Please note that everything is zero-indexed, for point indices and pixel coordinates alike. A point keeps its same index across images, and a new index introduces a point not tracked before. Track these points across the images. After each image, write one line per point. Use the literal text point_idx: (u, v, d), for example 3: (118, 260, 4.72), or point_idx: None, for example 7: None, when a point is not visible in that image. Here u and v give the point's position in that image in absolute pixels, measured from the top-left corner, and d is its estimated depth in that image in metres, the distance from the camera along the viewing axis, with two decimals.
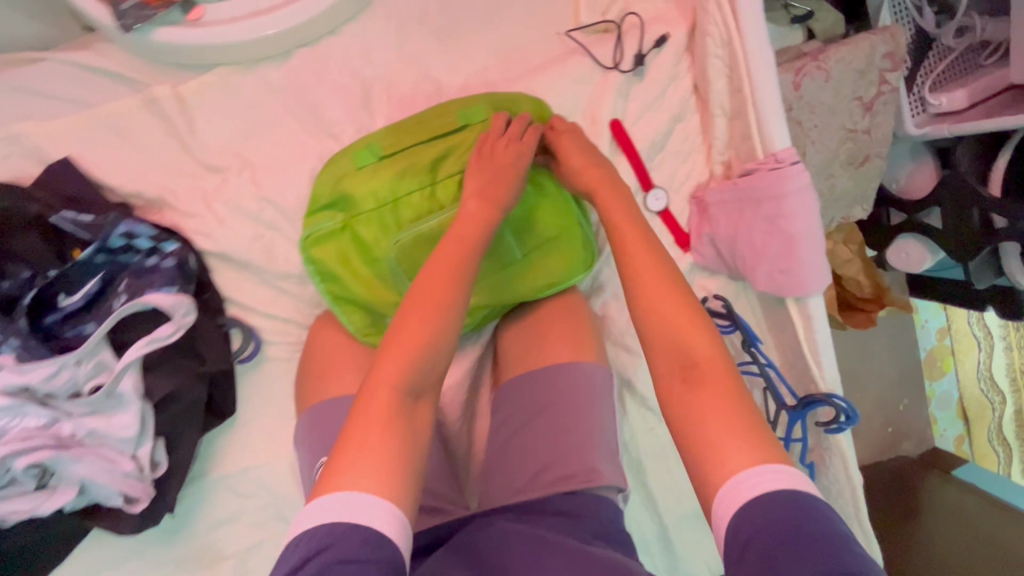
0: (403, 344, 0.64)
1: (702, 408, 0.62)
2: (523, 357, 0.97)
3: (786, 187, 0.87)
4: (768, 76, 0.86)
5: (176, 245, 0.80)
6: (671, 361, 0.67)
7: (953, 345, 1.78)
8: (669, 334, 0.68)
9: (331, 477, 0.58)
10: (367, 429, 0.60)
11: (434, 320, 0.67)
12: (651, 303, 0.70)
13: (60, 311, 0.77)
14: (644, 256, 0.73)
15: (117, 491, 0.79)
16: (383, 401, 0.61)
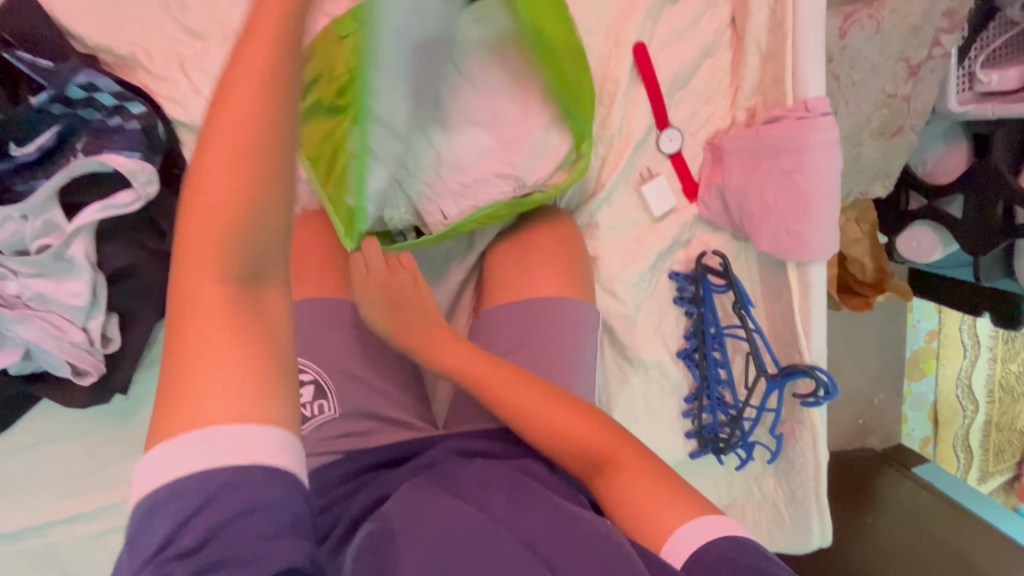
0: (212, 229, 0.41)
1: (631, 487, 0.65)
2: (505, 287, 0.91)
3: (810, 139, 0.81)
4: (814, 18, 0.79)
5: (142, 108, 0.73)
6: (577, 466, 0.69)
7: (939, 349, 1.72)
8: (576, 448, 0.69)
9: (172, 414, 0.40)
10: (212, 348, 0.40)
11: (250, 187, 0.41)
12: (537, 421, 0.71)
13: (11, 162, 0.70)
14: (518, 385, 0.73)
15: (63, 361, 0.75)
16: (210, 302, 0.41)
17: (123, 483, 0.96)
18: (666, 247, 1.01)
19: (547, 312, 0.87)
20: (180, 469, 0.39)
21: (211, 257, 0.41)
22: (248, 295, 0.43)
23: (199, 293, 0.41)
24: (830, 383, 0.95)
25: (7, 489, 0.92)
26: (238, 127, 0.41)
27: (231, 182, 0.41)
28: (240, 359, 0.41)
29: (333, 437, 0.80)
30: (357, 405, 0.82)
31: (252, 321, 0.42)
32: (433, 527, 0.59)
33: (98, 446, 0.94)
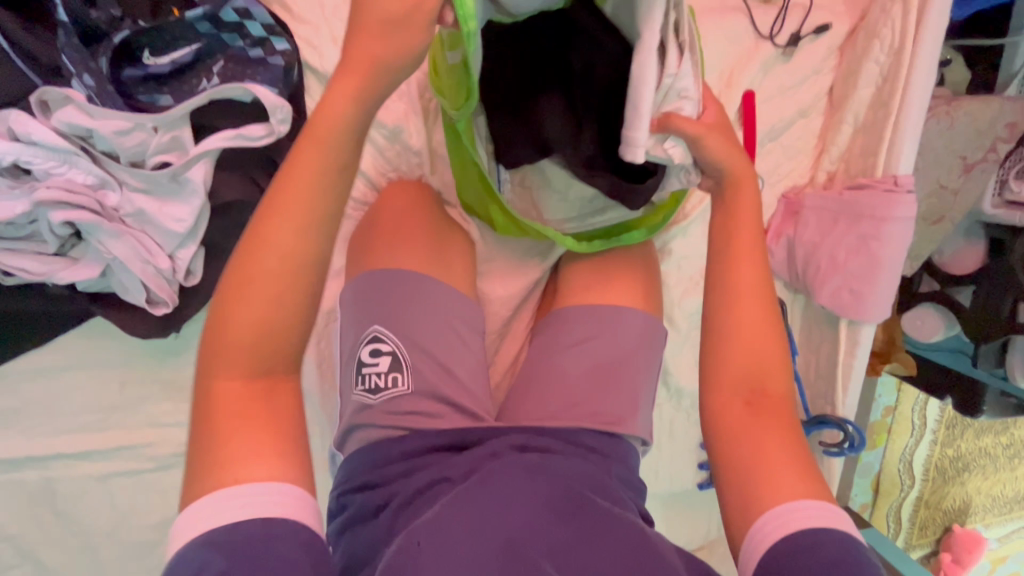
0: (264, 301, 0.50)
1: (770, 441, 0.60)
2: (584, 288, 0.90)
3: (893, 212, 0.88)
4: (919, 105, 0.86)
5: (286, 46, 0.70)
6: (739, 382, 0.64)
7: (892, 424, 1.75)
8: (750, 364, 0.65)
9: (224, 466, 0.47)
10: (249, 421, 0.49)
11: (288, 293, 0.50)
12: (737, 321, 0.66)
13: (143, 69, 0.67)
14: (753, 315, 0.66)
15: (141, 284, 0.71)
16: (241, 366, 0.50)
17: (145, 426, 0.90)
18: None
19: (639, 320, 0.88)
20: (214, 521, 0.45)
21: (242, 356, 0.50)
22: (262, 379, 0.51)
23: (227, 373, 0.50)
24: (858, 436, 1.02)
25: (21, 411, 0.85)
26: (295, 211, 0.50)
27: (283, 261, 0.50)
28: (263, 430, 0.49)
29: (401, 413, 0.79)
30: (428, 387, 0.80)
31: (272, 400, 0.51)
32: (458, 537, 0.57)
33: (127, 382, 0.87)
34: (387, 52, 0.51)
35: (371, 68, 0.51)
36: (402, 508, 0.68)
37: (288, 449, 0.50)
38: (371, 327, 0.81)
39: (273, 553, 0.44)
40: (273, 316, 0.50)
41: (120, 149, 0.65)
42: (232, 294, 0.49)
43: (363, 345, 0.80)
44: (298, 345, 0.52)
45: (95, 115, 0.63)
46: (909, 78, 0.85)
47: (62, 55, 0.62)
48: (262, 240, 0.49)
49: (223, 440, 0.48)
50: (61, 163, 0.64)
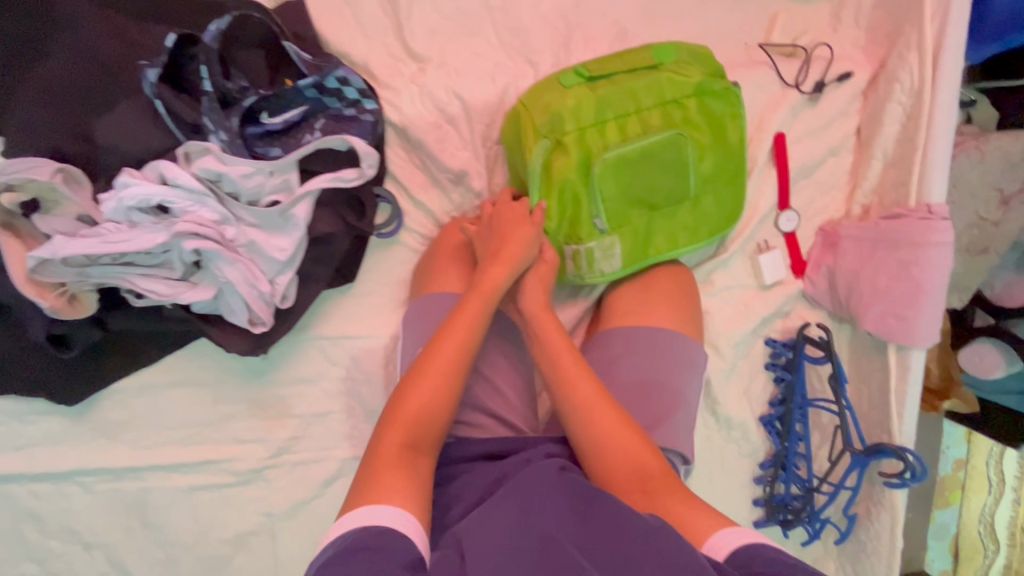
0: (425, 388, 0.74)
1: (670, 507, 0.68)
2: (623, 312, 0.94)
3: (929, 237, 0.92)
4: (944, 138, 0.92)
5: (375, 106, 0.85)
6: (626, 476, 0.72)
7: (965, 480, 1.56)
8: (624, 455, 0.73)
9: (373, 490, 0.64)
10: (397, 476, 0.66)
11: (443, 389, 0.74)
12: (591, 418, 0.76)
13: (262, 127, 0.81)
14: (601, 407, 0.76)
15: (246, 306, 0.82)
16: (397, 440, 0.69)
17: (230, 442, 0.99)
18: (769, 313, 1.10)
19: (664, 343, 0.90)
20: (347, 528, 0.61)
21: (406, 426, 0.71)
22: (413, 455, 0.70)
23: (391, 437, 0.70)
24: (919, 465, 0.99)
25: (126, 425, 0.96)
26: (458, 330, 0.78)
27: (448, 363, 0.76)
28: (403, 482, 0.66)
29: (451, 421, 0.87)
30: (473, 400, 0.88)
31: (416, 466, 0.69)
32: (485, 529, 0.62)
33: (218, 401, 0.97)
34: (527, 241, 0.85)
35: (518, 254, 0.84)
36: (447, 507, 0.74)
37: (413, 492, 0.65)
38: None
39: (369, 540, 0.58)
40: (430, 410, 0.73)
41: (242, 190, 0.78)
42: (407, 387, 0.74)
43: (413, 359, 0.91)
44: (439, 433, 0.73)
45: (226, 161, 0.76)
46: (931, 113, 0.92)
47: (204, 116, 0.76)
48: (436, 348, 0.76)
49: (377, 481, 0.65)
50: (194, 202, 0.77)
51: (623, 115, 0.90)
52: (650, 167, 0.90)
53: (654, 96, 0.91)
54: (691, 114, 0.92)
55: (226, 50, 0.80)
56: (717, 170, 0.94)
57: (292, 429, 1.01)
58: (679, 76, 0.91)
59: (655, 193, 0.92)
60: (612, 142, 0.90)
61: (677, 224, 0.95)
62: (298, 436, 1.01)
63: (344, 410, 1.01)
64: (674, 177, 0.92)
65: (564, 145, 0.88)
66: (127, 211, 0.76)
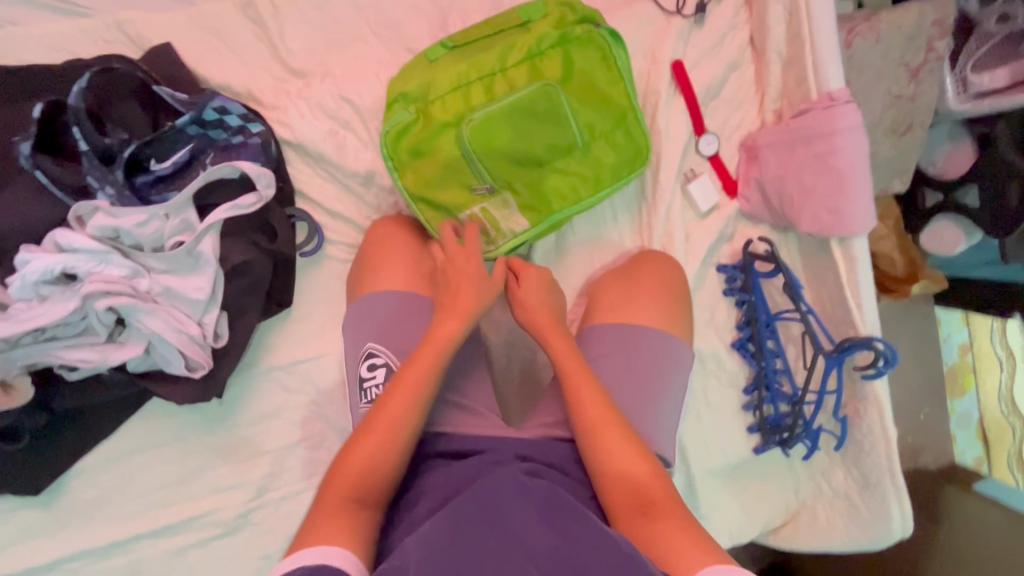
0: (374, 441, 0.72)
1: (667, 537, 0.66)
2: (610, 307, 0.96)
3: (839, 124, 0.92)
4: (827, 25, 0.93)
5: (261, 127, 0.85)
6: (626, 494, 0.72)
7: (975, 362, 1.54)
8: (627, 478, 0.73)
9: (312, 535, 0.64)
10: (338, 526, 0.65)
11: (393, 445, 0.73)
12: (602, 441, 0.76)
13: (152, 174, 0.81)
14: (614, 431, 0.77)
15: (178, 353, 0.82)
16: (343, 491, 0.69)
17: (210, 493, 0.98)
18: (713, 241, 1.10)
19: (660, 340, 0.92)
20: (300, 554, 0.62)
21: (356, 479, 0.70)
22: (357, 503, 0.68)
23: (341, 489, 0.69)
24: (891, 352, 0.99)
25: (101, 501, 0.95)
26: (409, 388, 0.75)
27: (397, 419, 0.73)
28: (342, 529, 0.65)
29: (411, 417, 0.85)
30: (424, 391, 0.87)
31: (360, 514, 0.68)
32: (443, 537, 0.60)
33: (187, 455, 0.97)
34: (480, 294, 0.84)
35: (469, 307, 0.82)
36: (414, 502, 0.76)
37: (357, 541, 0.65)
38: (366, 345, 0.85)
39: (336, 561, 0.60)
40: (376, 461, 0.71)
41: (143, 239, 0.78)
42: (357, 440, 0.73)
43: (361, 361, 0.85)
44: (387, 487, 0.71)
45: (117, 214, 0.76)
46: (808, 4, 0.93)
47: (87, 175, 0.76)
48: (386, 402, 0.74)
49: (325, 524, 0.65)
50: (98, 262, 0.76)
51: (488, 76, 0.92)
52: (525, 122, 0.91)
53: (517, 52, 0.92)
54: (558, 63, 0.93)
55: (98, 107, 0.80)
56: (600, 113, 0.94)
57: (267, 466, 1.00)
58: (544, 29, 0.92)
59: (536, 148, 0.92)
60: (480, 103, 0.91)
61: (570, 174, 0.95)
62: (275, 471, 1.00)
63: (315, 434, 1.00)
64: (551, 127, 0.92)
65: (431, 113, 0.91)
66: (34, 286, 0.75)
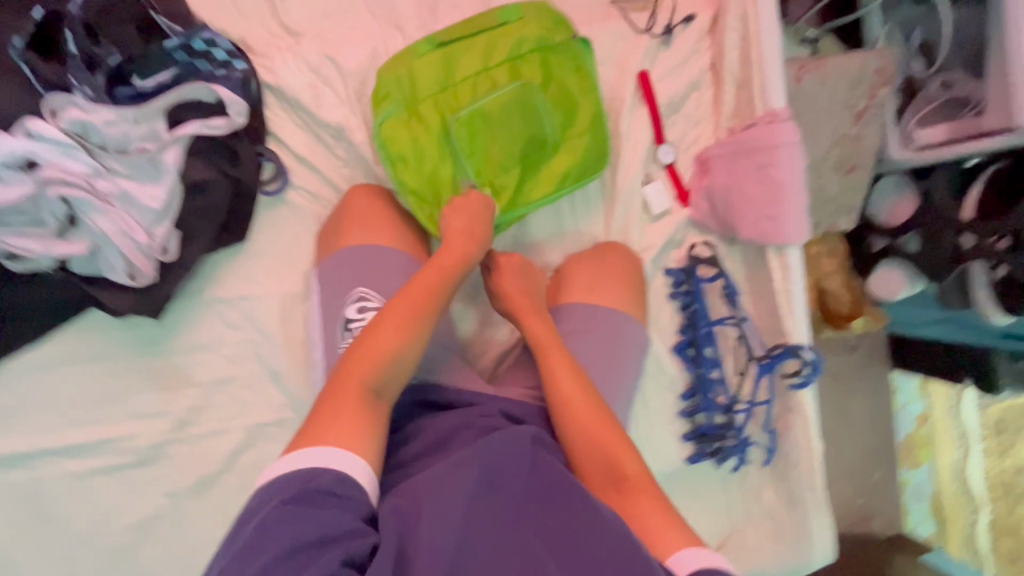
0: (388, 329, 0.75)
1: (643, 512, 0.68)
2: (586, 290, 1.03)
3: (779, 139, 1.00)
4: (774, 51, 1.03)
5: (244, 65, 0.91)
6: (598, 466, 0.74)
7: (932, 434, 1.62)
8: (600, 453, 0.75)
9: (316, 432, 0.64)
10: (348, 423, 0.66)
11: (398, 344, 0.74)
12: (578, 417, 0.79)
13: (133, 89, 0.87)
14: (578, 397, 0.81)
15: (123, 258, 0.84)
16: (352, 391, 0.69)
17: (129, 418, 0.97)
18: (663, 243, 1.15)
19: (625, 328, 1.01)
20: (297, 463, 0.61)
21: (356, 384, 0.69)
22: (374, 400, 0.70)
23: (349, 390, 0.69)
24: (816, 361, 1.04)
25: (16, 410, 0.94)
26: (419, 293, 0.80)
27: (403, 315, 0.77)
28: (353, 421, 0.66)
29: None
30: None
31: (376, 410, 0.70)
32: (445, 496, 0.60)
33: (114, 375, 0.96)
34: (479, 221, 0.92)
35: (477, 242, 0.90)
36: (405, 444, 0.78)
37: (361, 441, 0.65)
38: (356, 289, 0.89)
39: (333, 482, 0.59)
40: (391, 353, 0.73)
41: (109, 139, 0.83)
42: (368, 333, 0.75)
43: (351, 303, 0.88)
44: (398, 383, 0.73)
45: (91, 110, 0.81)
46: (759, 30, 1.03)
47: (69, 74, 0.81)
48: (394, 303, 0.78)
49: (321, 430, 0.65)
50: (62, 154, 0.80)
51: (472, 76, 0.99)
52: (508, 119, 0.99)
53: (498, 53, 0.99)
54: (537, 67, 1.00)
55: None
56: (569, 117, 1.02)
57: (193, 400, 0.99)
58: (523, 33, 0.99)
59: (519, 142, 1.00)
60: (467, 102, 0.98)
61: (552, 170, 1.02)
62: (200, 405, 0.99)
63: (247, 374, 1.00)
64: (530, 124, 1.00)
65: (423, 111, 0.97)
66: None
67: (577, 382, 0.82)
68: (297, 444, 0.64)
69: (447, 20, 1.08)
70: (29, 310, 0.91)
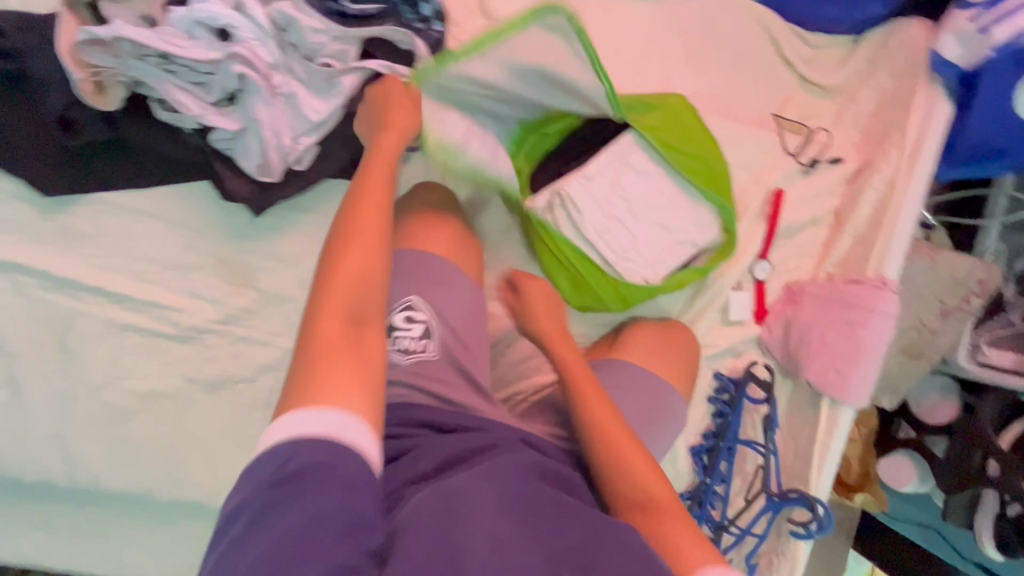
0: (360, 249, 0.66)
1: (671, 531, 0.67)
2: (646, 353, 1.05)
3: (878, 305, 1.03)
4: (906, 225, 1.06)
5: (441, 29, 0.94)
6: (630, 496, 0.72)
7: None
8: (631, 478, 0.73)
9: (310, 390, 0.56)
10: (346, 367, 0.59)
11: (377, 252, 0.67)
12: (619, 452, 0.76)
13: (339, 8, 0.87)
14: (621, 431, 0.78)
15: (261, 151, 0.86)
16: (337, 330, 0.61)
17: (185, 293, 0.97)
18: (724, 348, 1.17)
19: (675, 409, 1.02)
20: (288, 435, 0.53)
21: (344, 301, 0.63)
22: (357, 333, 0.62)
23: (332, 322, 0.61)
24: (826, 519, 1.05)
25: (90, 238, 0.94)
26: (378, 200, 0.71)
27: (375, 208, 0.70)
28: (358, 376, 0.59)
29: (422, 374, 0.88)
30: (450, 357, 0.91)
31: (366, 346, 0.63)
32: (458, 494, 0.56)
33: (191, 247, 0.97)
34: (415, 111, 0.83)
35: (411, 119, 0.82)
36: (416, 459, 0.71)
37: (369, 390, 0.59)
38: (405, 296, 0.92)
39: (316, 453, 0.52)
40: (363, 281, 0.65)
41: (305, 44, 0.85)
42: (338, 252, 0.66)
43: (397, 310, 0.91)
44: (380, 300, 0.66)
45: (302, 11, 0.83)
46: (899, 201, 1.07)
47: None
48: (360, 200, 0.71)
49: (318, 385, 0.57)
50: (257, 38, 0.81)
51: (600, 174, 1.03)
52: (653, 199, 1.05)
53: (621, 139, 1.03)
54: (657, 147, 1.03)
55: None
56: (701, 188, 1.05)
57: (249, 302, 0.99)
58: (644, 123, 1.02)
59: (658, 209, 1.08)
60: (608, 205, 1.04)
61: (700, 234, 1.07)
62: (254, 311, 0.99)
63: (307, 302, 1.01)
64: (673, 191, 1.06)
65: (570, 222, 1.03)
66: (191, 24, 0.80)
67: (633, 441, 0.77)
68: (282, 411, 0.56)
69: (624, 68, 1.14)
70: (147, 155, 0.92)
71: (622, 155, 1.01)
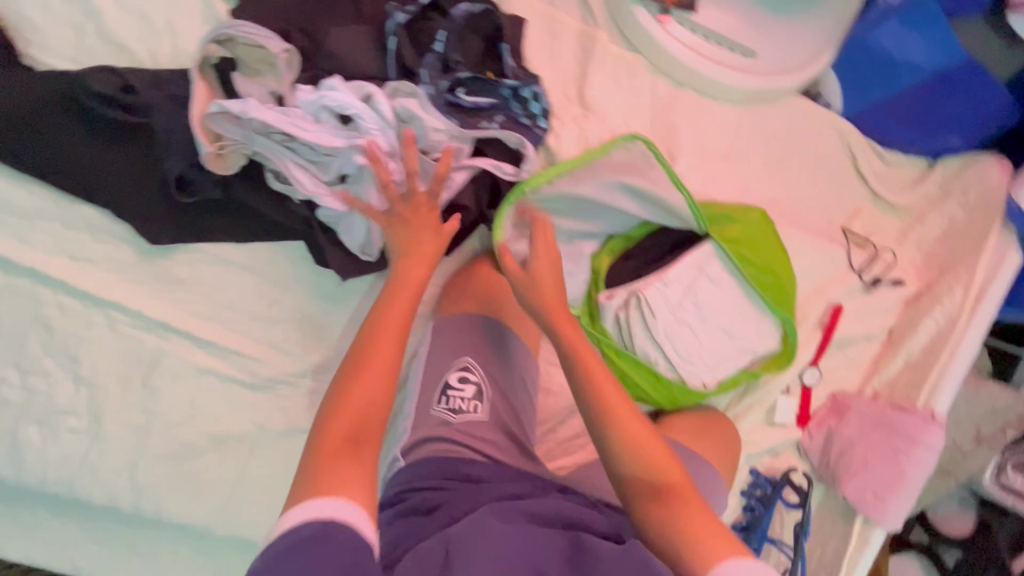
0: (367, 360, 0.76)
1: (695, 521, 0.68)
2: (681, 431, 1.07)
3: (923, 438, 1.08)
4: (959, 367, 1.12)
5: (546, 126, 0.97)
6: (653, 482, 0.73)
7: None
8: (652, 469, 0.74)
9: (317, 485, 0.63)
10: (349, 467, 0.66)
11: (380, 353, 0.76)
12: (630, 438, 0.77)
13: (456, 99, 0.90)
14: (632, 419, 0.78)
15: (367, 232, 0.90)
16: (341, 435, 0.69)
17: (266, 345, 1.01)
18: (767, 447, 1.19)
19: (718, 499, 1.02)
20: (293, 521, 0.60)
21: (352, 412, 0.71)
22: (364, 444, 0.69)
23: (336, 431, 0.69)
24: None
25: (184, 284, 0.97)
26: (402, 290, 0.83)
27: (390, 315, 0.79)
28: (354, 473, 0.65)
29: (469, 434, 0.91)
30: (498, 421, 0.94)
31: (363, 456, 0.68)
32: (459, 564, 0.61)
33: (277, 302, 1.00)
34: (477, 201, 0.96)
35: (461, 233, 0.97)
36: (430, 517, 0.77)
37: (366, 483, 0.65)
38: (461, 359, 0.95)
39: (311, 527, 0.58)
40: (371, 394, 0.73)
41: (423, 138, 0.88)
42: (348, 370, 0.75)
43: (452, 370, 0.95)
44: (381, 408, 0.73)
45: (428, 111, 0.86)
46: (958, 341, 1.12)
47: (425, 70, 0.88)
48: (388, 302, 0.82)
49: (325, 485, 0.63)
50: (380, 129, 0.85)
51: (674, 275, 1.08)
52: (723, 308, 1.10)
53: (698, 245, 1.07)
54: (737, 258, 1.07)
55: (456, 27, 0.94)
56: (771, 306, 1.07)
57: (323, 360, 1.03)
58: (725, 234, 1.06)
59: None
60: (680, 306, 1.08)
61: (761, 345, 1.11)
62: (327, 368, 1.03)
63: None
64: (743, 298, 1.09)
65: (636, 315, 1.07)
66: (319, 107, 0.83)
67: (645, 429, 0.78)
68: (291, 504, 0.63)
69: (704, 169, 1.16)
70: (248, 213, 0.95)
71: (701, 263, 1.05)
